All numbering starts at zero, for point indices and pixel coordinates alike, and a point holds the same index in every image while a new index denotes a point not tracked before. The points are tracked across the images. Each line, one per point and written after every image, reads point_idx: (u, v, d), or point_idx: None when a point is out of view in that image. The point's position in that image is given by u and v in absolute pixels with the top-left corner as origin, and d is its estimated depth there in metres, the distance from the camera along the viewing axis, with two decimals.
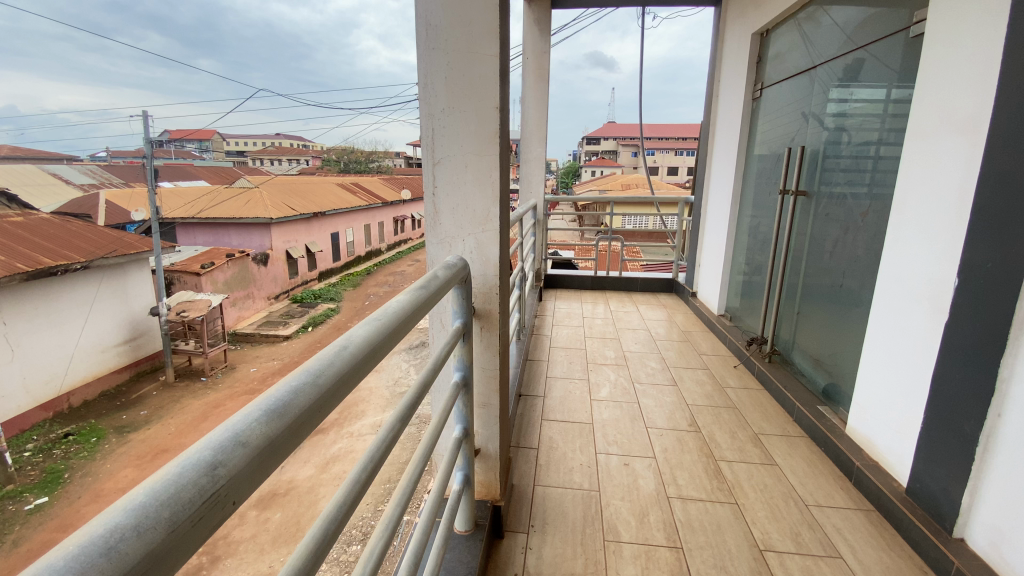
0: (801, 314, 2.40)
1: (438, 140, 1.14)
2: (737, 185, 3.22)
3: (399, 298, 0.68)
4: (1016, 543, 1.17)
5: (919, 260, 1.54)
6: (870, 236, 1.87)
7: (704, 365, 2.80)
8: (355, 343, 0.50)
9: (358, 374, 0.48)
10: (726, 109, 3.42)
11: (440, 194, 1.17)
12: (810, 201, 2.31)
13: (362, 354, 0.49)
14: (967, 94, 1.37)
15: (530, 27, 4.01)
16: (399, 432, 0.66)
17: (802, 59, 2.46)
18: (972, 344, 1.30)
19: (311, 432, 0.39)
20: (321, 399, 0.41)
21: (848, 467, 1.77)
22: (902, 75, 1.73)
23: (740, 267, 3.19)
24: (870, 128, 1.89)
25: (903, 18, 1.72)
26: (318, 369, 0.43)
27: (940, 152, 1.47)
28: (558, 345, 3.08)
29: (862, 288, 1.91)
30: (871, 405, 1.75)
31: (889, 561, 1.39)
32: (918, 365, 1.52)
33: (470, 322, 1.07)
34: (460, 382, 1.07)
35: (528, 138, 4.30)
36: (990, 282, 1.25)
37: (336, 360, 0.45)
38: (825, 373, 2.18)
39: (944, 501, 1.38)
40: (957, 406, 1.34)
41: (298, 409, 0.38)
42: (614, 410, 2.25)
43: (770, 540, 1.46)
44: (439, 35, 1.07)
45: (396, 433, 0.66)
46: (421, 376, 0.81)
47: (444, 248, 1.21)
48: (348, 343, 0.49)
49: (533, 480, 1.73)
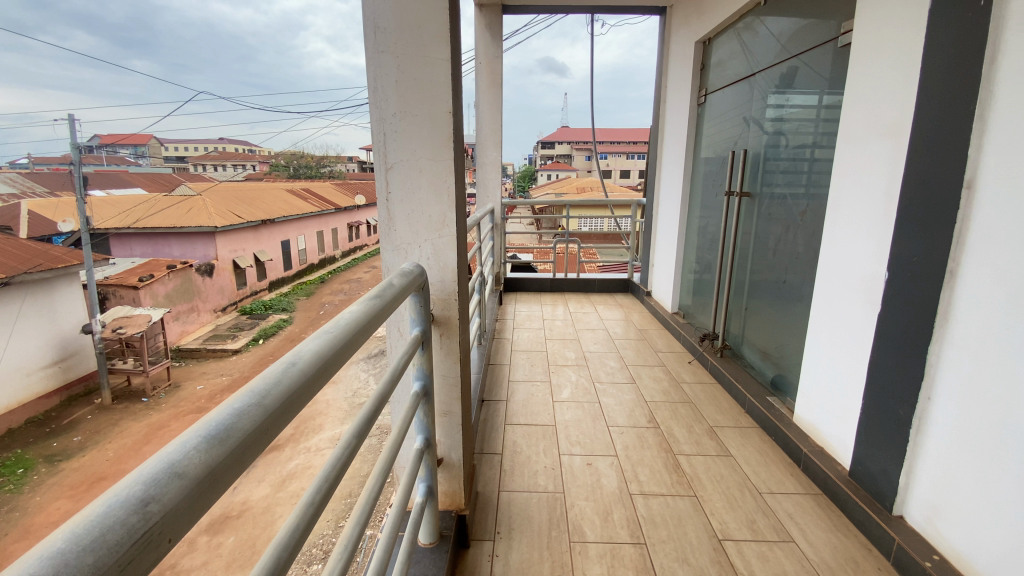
0: (748, 309, 2.51)
1: (390, 145, 1.11)
2: (686, 187, 3.34)
3: (353, 308, 0.65)
4: (951, 519, 1.26)
5: (855, 256, 1.64)
6: (809, 234, 1.98)
7: (660, 362, 2.89)
8: (304, 358, 0.47)
9: (309, 390, 0.46)
10: (673, 114, 3.54)
11: (394, 199, 1.14)
12: (753, 202, 2.43)
13: (312, 369, 0.47)
14: (892, 100, 1.48)
15: (481, 32, 4.02)
16: (358, 447, 0.64)
17: (742, 66, 2.58)
18: (903, 332, 1.40)
19: (257, 457, 0.37)
20: (268, 420, 0.39)
21: (797, 454, 1.86)
22: (832, 83, 1.84)
23: (691, 266, 3.30)
24: (807, 133, 2.00)
25: (832, 29, 1.84)
26: (264, 390, 0.41)
27: (868, 154, 1.58)
28: (520, 349, 3.09)
29: (803, 283, 2.02)
30: (816, 396, 1.85)
31: (838, 543, 1.47)
32: (856, 354, 1.62)
33: (429, 330, 1.05)
34: (420, 391, 1.04)
35: (483, 143, 4.31)
36: (916, 276, 1.35)
37: (283, 377, 0.44)
38: (773, 365, 2.29)
39: (884, 482, 1.47)
40: (892, 391, 1.43)
41: (243, 433, 0.35)
42: (576, 410, 2.28)
43: (728, 530, 1.51)
44: (387, 38, 1.05)
45: (354, 448, 0.63)
46: (379, 387, 0.78)
47: (400, 255, 1.18)
48: (297, 358, 0.47)
49: (498, 486, 1.72)
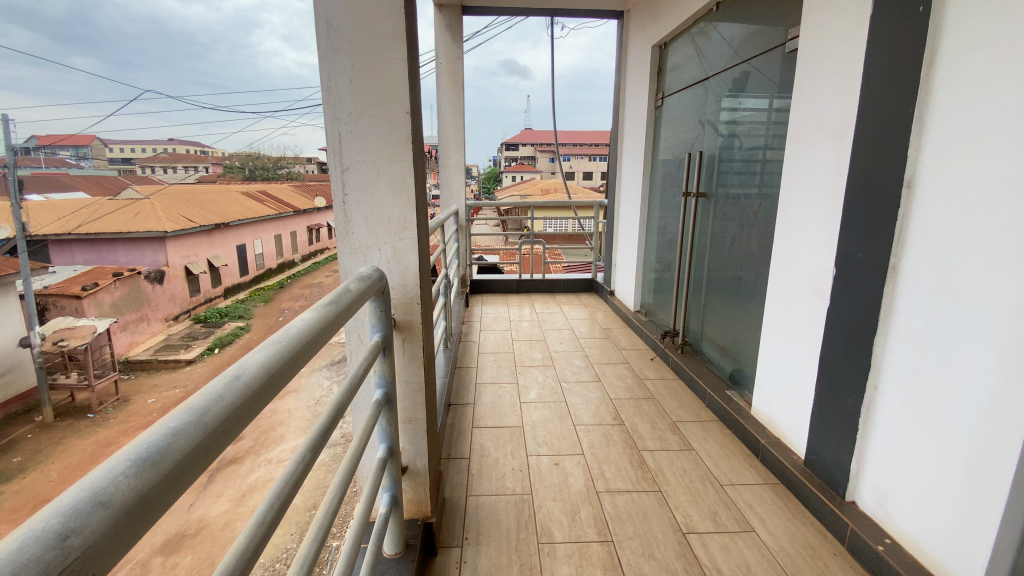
0: (707, 306, 2.59)
1: (346, 146, 1.08)
2: (646, 188, 3.42)
3: (305, 316, 0.63)
4: (900, 503, 1.32)
5: (805, 253, 1.71)
6: (762, 233, 2.06)
7: (624, 359, 2.94)
8: (250, 370, 0.45)
9: (255, 405, 0.44)
10: (632, 115, 3.61)
11: (351, 201, 1.11)
12: (709, 202, 2.50)
13: (259, 382, 0.45)
14: (836, 104, 1.55)
15: (442, 33, 4.00)
16: (311, 462, 0.61)
17: (697, 70, 2.66)
18: (850, 324, 1.47)
19: (194, 480, 0.35)
20: (207, 440, 0.36)
21: (755, 445, 1.93)
22: (781, 87, 1.92)
23: (652, 265, 3.37)
24: (758, 135, 2.08)
25: (780, 35, 1.92)
26: (203, 407, 0.38)
27: (816, 155, 1.65)
28: (486, 351, 3.07)
29: (757, 280, 2.10)
30: (772, 389, 1.92)
31: (794, 529, 1.53)
32: (808, 347, 1.69)
33: (390, 336, 1.03)
34: (382, 399, 1.01)
35: (446, 144, 4.28)
36: (862, 272, 1.43)
37: (225, 393, 0.41)
38: (731, 360, 2.36)
39: (836, 469, 1.54)
40: (843, 382, 1.50)
41: (179, 454, 0.33)
42: (543, 410, 2.29)
43: (692, 523, 1.55)
44: (341, 36, 1.02)
45: (309, 462, 0.61)
46: (337, 396, 0.76)
47: (358, 259, 1.15)
48: (241, 371, 0.45)
49: (466, 491, 1.70)
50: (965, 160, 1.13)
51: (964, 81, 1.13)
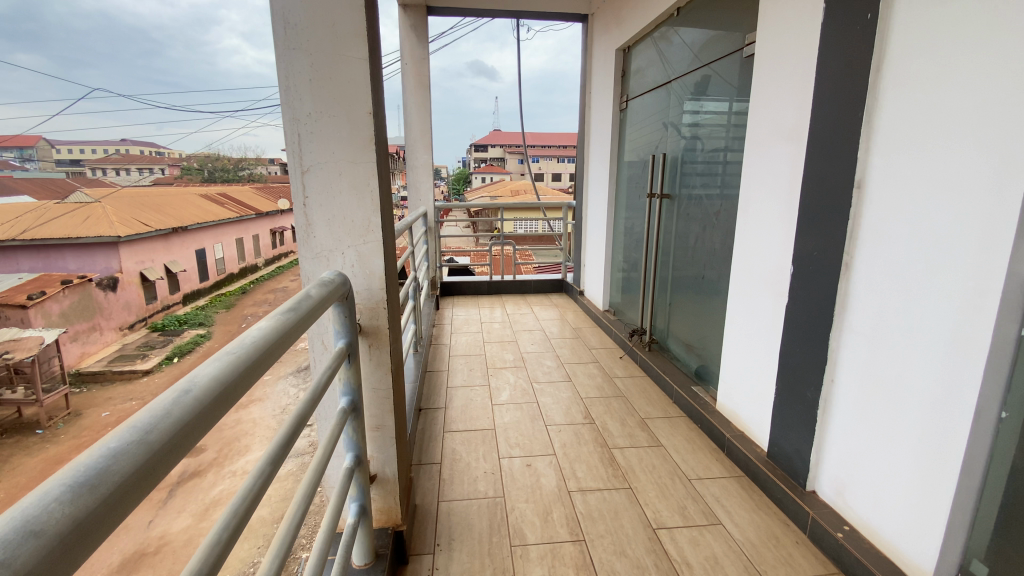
0: (672, 304, 2.64)
1: (306, 147, 1.05)
2: (612, 190, 3.47)
3: (261, 325, 0.61)
4: (857, 491, 1.38)
5: (764, 251, 1.77)
6: (724, 232, 2.11)
7: (594, 358, 2.97)
8: (200, 385, 0.43)
9: (205, 421, 0.42)
10: (598, 118, 3.66)
11: (312, 204, 1.08)
12: (673, 203, 2.56)
13: (209, 398, 0.43)
14: (790, 107, 1.61)
15: (407, 33, 3.96)
16: (268, 477, 0.59)
17: (660, 74, 2.71)
18: (808, 319, 1.53)
19: (135, 506, 0.33)
20: (149, 461, 0.34)
21: (721, 439, 1.98)
22: (740, 91, 1.98)
23: (620, 265, 3.42)
24: (719, 138, 2.14)
25: (738, 40, 1.98)
26: (147, 426, 0.36)
27: (773, 157, 1.71)
28: (457, 353, 3.05)
29: (720, 278, 2.16)
30: (736, 383, 1.98)
31: (759, 519, 1.57)
32: (768, 343, 1.75)
33: (355, 342, 1.00)
34: (348, 407, 0.99)
35: (413, 145, 4.23)
36: (817, 268, 1.49)
37: (172, 410, 0.40)
38: (696, 356, 2.42)
39: (797, 460, 1.60)
40: (802, 375, 1.56)
41: (118, 478, 0.32)
42: (515, 412, 2.29)
43: (662, 518, 1.58)
44: (298, 34, 0.99)
45: (265, 478, 0.59)
46: (299, 405, 0.74)
47: (321, 264, 1.12)
48: (191, 386, 0.43)
49: (437, 497, 1.68)
50: (911, 161, 1.19)
51: (909, 87, 1.19)
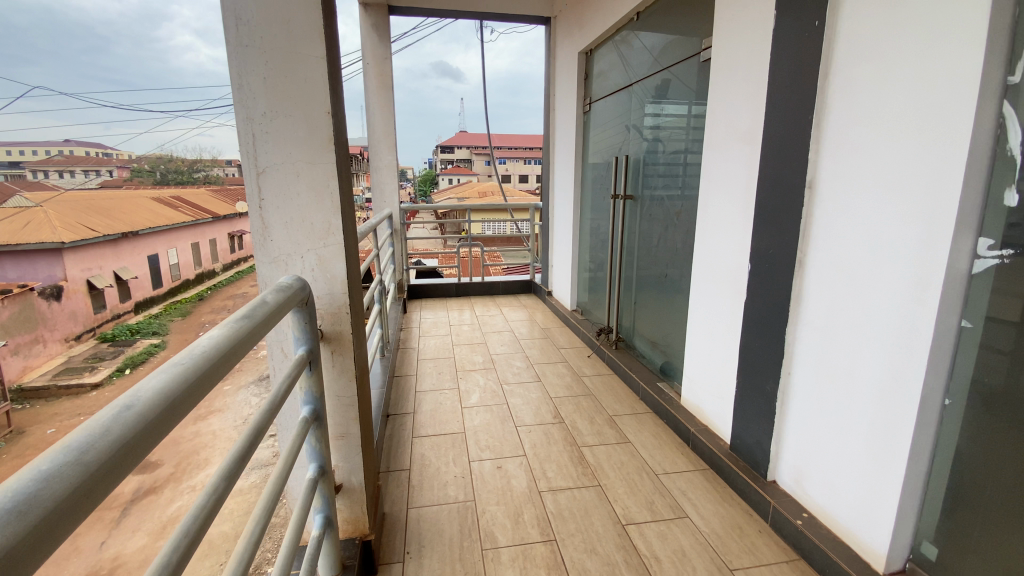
0: (638, 303, 2.69)
1: (260, 147, 1.02)
2: (578, 192, 3.51)
3: (212, 334, 0.58)
4: (814, 479, 1.44)
5: (723, 250, 1.82)
6: (685, 232, 2.17)
7: (563, 358, 2.99)
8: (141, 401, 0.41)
9: (145, 439, 0.40)
10: (563, 120, 3.70)
11: (269, 207, 1.04)
12: (637, 203, 2.61)
13: (149, 414, 0.41)
14: (745, 110, 1.67)
15: (368, 33, 3.90)
16: (222, 493, 0.57)
17: (621, 77, 2.76)
18: (765, 315, 1.59)
19: (67, 532, 0.30)
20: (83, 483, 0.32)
21: (686, 433, 2.03)
22: (698, 94, 2.03)
23: (587, 265, 3.47)
24: (680, 140, 2.20)
25: (695, 45, 2.04)
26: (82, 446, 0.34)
27: (730, 158, 1.77)
28: (426, 357, 3.02)
29: (682, 277, 2.21)
30: (699, 378, 2.03)
31: (723, 511, 1.62)
32: (729, 338, 1.80)
33: (316, 348, 0.97)
34: (311, 416, 0.96)
35: (376, 146, 4.17)
36: (773, 265, 1.54)
37: (112, 429, 0.38)
38: (661, 353, 2.47)
39: (758, 451, 1.65)
40: (761, 369, 1.62)
41: (49, 503, 0.29)
42: (485, 414, 2.28)
43: (630, 514, 1.60)
44: (252, 31, 0.96)
45: (218, 495, 0.57)
46: (257, 416, 0.71)
47: (279, 268, 1.09)
48: (132, 402, 0.40)
49: (406, 504, 1.65)
50: (857, 160, 1.25)
51: (854, 90, 1.25)
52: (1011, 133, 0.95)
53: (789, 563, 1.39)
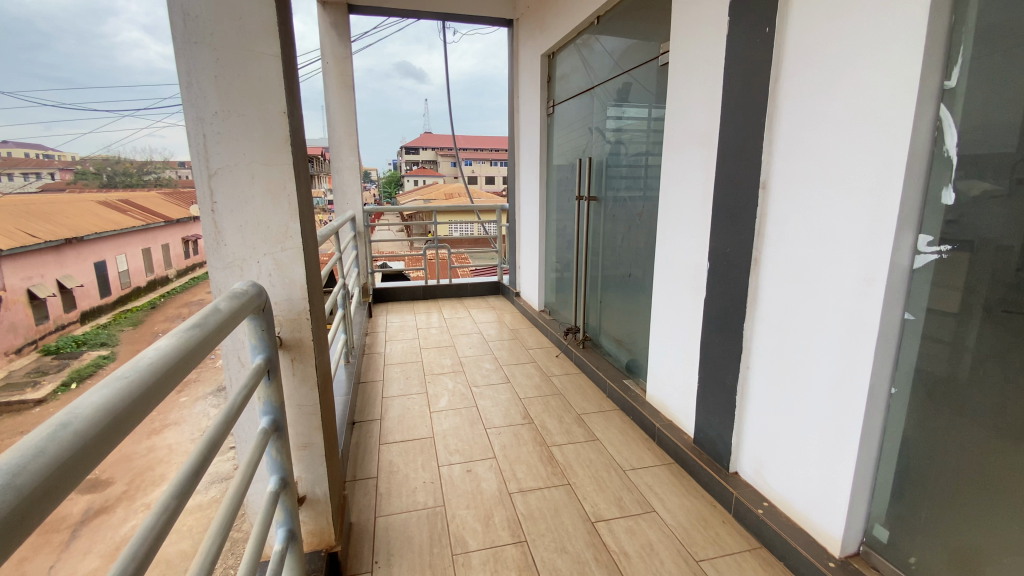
0: (603, 302, 2.74)
1: (212, 149, 0.98)
2: (543, 193, 3.54)
3: (158, 345, 0.56)
4: (773, 469, 1.50)
5: (683, 249, 1.87)
6: (647, 232, 2.22)
7: (531, 358, 3.00)
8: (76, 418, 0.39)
9: (82, 460, 0.38)
10: (527, 121, 3.72)
11: (222, 210, 1.00)
12: (600, 205, 2.66)
13: (86, 432, 0.39)
14: (701, 114, 1.73)
15: (327, 31, 3.82)
16: (172, 513, 0.54)
17: (583, 80, 2.80)
18: (724, 312, 1.64)
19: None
20: (13, 508, 0.30)
21: (651, 429, 2.07)
22: (657, 97, 2.08)
23: (553, 266, 3.49)
24: (641, 142, 2.24)
25: (653, 49, 2.08)
26: (14, 469, 0.32)
27: (688, 160, 1.82)
28: (393, 361, 2.97)
29: (645, 276, 2.26)
30: (662, 375, 2.07)
31: (688, 503, 1.66)
32: (691, 335, 1.85)
33: (275, 356, 0.94)
34: (270, 427, 0.93)
35: (338, 146, 4.08)
36: (731, 263, 1.60)
37: (47, 449, 0.36)
38: (626, 351, 2.52)
39: (720, 444, 1.70)
40: (721, 364, 1.67)
41: None
42: (453, 418, 2.26)
43: (599, 511, 1.62)
44: (201, 27, 0.93)
45: (169, 515, 0.54)
46: (211, 429, 0.68)
47: (234, 274, 1.04)
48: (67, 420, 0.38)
49: (374, 512, 1.62)
50: (808, 161, 1.30)
51: (804, 94, 1.30)
52: (948, 136, 1.02)
53: (751, 551, 1.44)
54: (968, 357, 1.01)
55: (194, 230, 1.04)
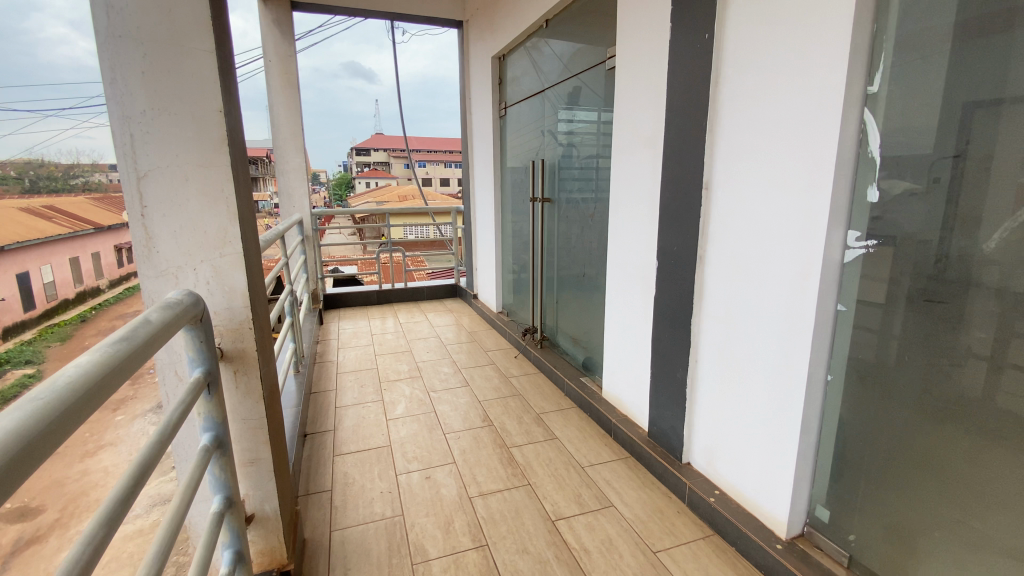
0: (559, 302, 2.77)
1: (140, 150, 0.92)
2: (497, 194, 3.55)
3: (80, 361, 0.52)
4: (723, 459, 1.56)
5: (633, 248, 1.92)
6: (599, 232, 2.26)
7: (490, 360, 3.00)
8: None
9: None
10: (479, 123, 3.73)
11: (153, 216, 0.94)
12: (554, 206, 2.69)
13: None
14: (648, 117, 1.78)
15: (269, 28, 3.67)
16: (100, 544, 0.51)
17: (534, 82, 2.83)
18: (673, 309, 1.70)
19: None
20: None
21: (608, 425, 2.11)
22: (606, 101, 2.13)
23: (510, 267, 3.51)
24: (592, 145, 2.28)
25: (601, 53, 2.13)
26: None
27: (636, 161, 1.87)
28: (346, 369, 2.88)
29: (598, 275, 2.31)
30: (617, 372, 2.12)
31: (644, 496, 1.70)
32: (643, 332, 1.90)
33: (215, 369, 0.89)
34: (212, 444, 0.88)
35: (282, 148, 3.92)
36: (679, 261, 1.65)
37: None
38: (583, 349, 2.56)
39: (673, 436, 1.75)
40: (672, 358, 1.73)
41: None
42: (411, 424, 2.22)
43: (559, 510, 1.63)
44: (127, 21, 0.87)
45: (96, 547, 0.50)
46: (145, 450, 0.63)
47: (169, 283, 0.98)
48: None
49: (329, 527, 1.57)
50: (746, 163, 1.37)
51: (742, 97, 1.37)
52: (871, 138, 1.10)
53: (705, 539, 1.50)
54: (894, 344, 1.09)
55: (122, 237, 0.97)
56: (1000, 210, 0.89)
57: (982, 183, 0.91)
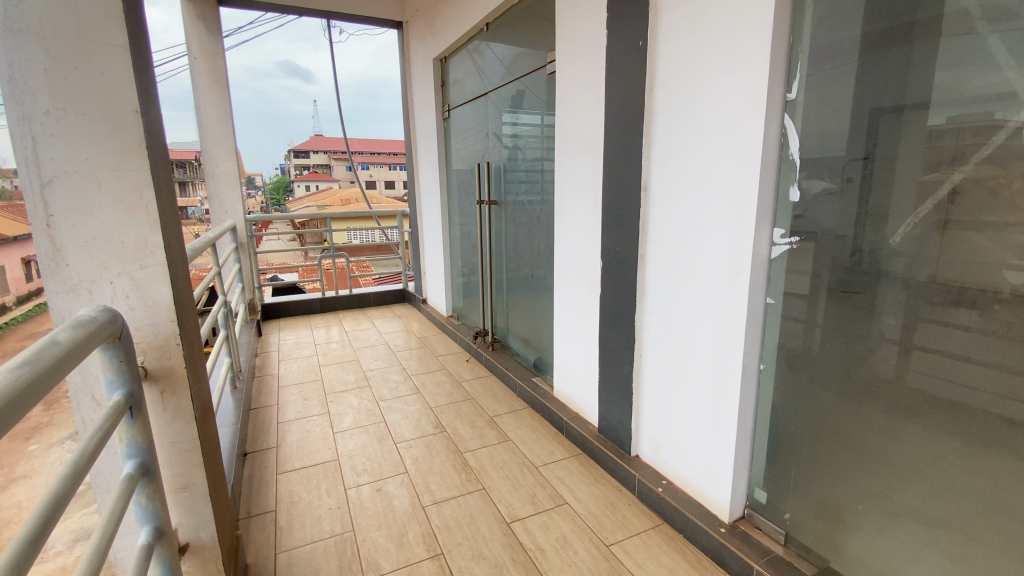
0: (509, 303, 2.79)
1: (43, 153, 0.83)
2: (443, 197, 3.52)
3: None
4: (669, 450, 1.62)
5: (578, 249, 1.97)
6: (546, 233, 2.29)
7: (441, 365, 2.96)
8: None
9: None
10: (423, 125, 3.68)
11: (60, 225, 0.86)
12: (501, 209, 2.71)
13: None
14: (588, 121, 1.82)
15: (193, 24, 3.47)
16: None
17: (476, 85, 2.83)
18: (618, 307, 1.75)
19: None
20: None
21: (559, 423, 2.14)
22: (548, 104, 2.17)
23: (458, 270, 3.49)
24: (536, 148, 2.31)
25: (542, 58, 2.16)
26: None
27: (579, 164, 1.91)
28: (289, 383, 2.76)
29: (546, 276, 2.34)
30: (568, 371, 2.15)
31: (596, 491, 1.74)
32: (590, 331, 1.95)
33: (138, 390, 0.82)
34: (137, 471, 0.81)
35: (212, 150, 3.70)
36: (622, 261, 1.70)
37: None
38: (533, 350, 2.58)
39: (622, 431, 1.80)
40: (618, 355, 1.77)
41: None
42: (360, 436, 2.15)
43: (514, 511, 1.64)
44: (25, 12, 0.79)
45: None
46: (58, 483, 0.57)
47: (81, 299, 0.89)
48: None
49: (274, 549, 1.49)
50: (679, 165, 1.43)
51: (675, 103, 1.43)
52: (791, 142, 1.18)
53: (654, 528, 1.55)
54: (818, 332, 1.17)
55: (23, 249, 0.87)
56: (903, 207, 0.98)
57: (887, 183, 1.00)
